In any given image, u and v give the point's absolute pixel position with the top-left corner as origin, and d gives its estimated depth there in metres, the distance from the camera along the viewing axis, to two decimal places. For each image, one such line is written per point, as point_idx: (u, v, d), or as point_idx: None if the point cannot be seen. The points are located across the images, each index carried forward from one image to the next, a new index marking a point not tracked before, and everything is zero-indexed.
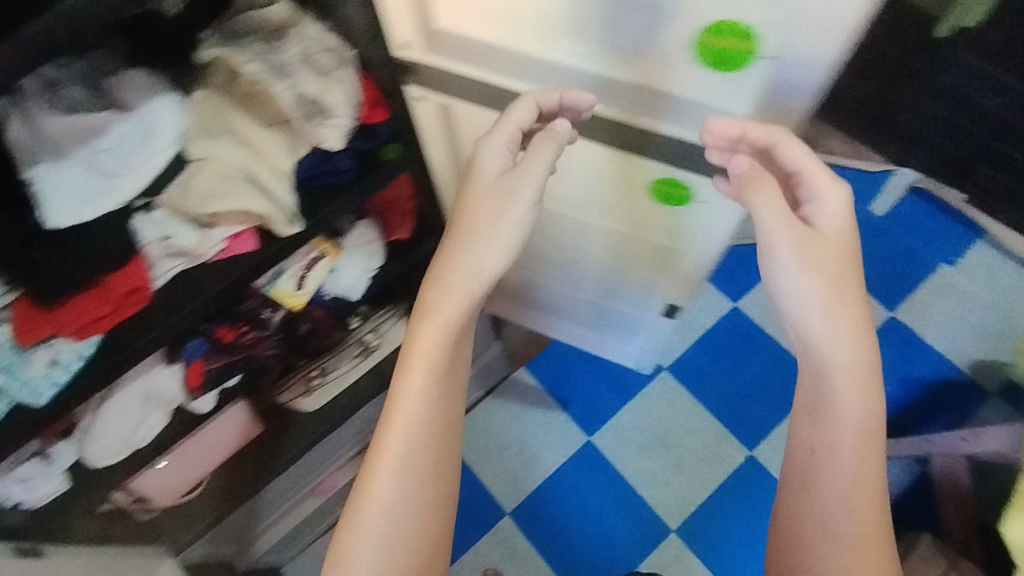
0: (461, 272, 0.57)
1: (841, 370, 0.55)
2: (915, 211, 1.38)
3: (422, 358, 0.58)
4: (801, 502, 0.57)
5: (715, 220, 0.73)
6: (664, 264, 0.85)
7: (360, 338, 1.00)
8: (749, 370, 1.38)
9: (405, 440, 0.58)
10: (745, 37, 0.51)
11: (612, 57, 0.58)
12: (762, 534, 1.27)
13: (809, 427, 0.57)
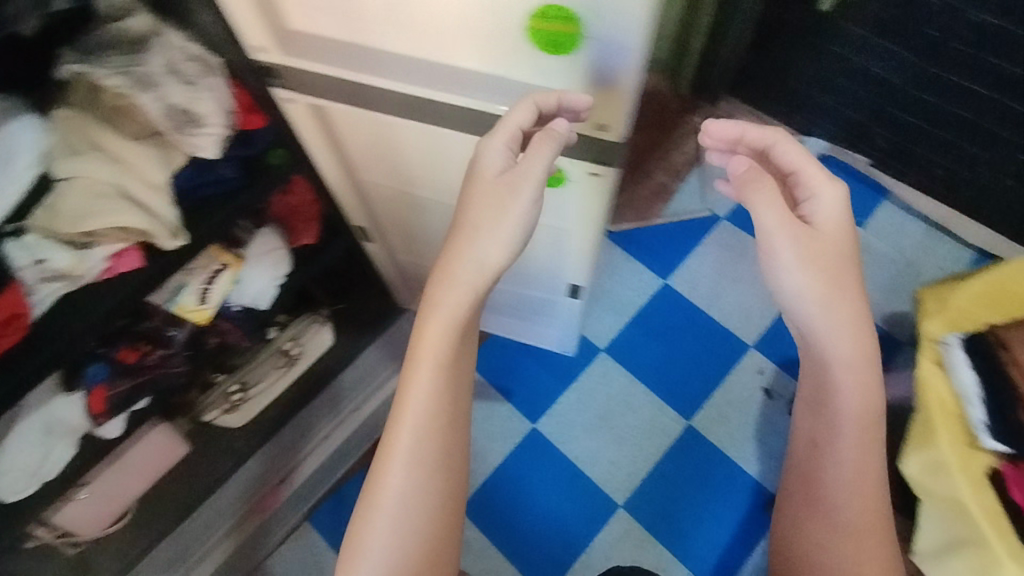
0: (467, 270, 0.60)
1: (836, 359, 0.66)
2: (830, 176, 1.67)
3: (428, 358, 0.62)
4: (811, 487, 0.71)
5: (589, 199, 0.74)
6: (556, 247, 0.87)
7: (280, 347, 1.02)
8: (677, 344, 1.52)
9: (416, 431, 0.64)
10: (574, 19, 0.53)
11: (458, 48, 0.58)
12: (705, 501, 1.38)
13: (814, 426, 0.71)
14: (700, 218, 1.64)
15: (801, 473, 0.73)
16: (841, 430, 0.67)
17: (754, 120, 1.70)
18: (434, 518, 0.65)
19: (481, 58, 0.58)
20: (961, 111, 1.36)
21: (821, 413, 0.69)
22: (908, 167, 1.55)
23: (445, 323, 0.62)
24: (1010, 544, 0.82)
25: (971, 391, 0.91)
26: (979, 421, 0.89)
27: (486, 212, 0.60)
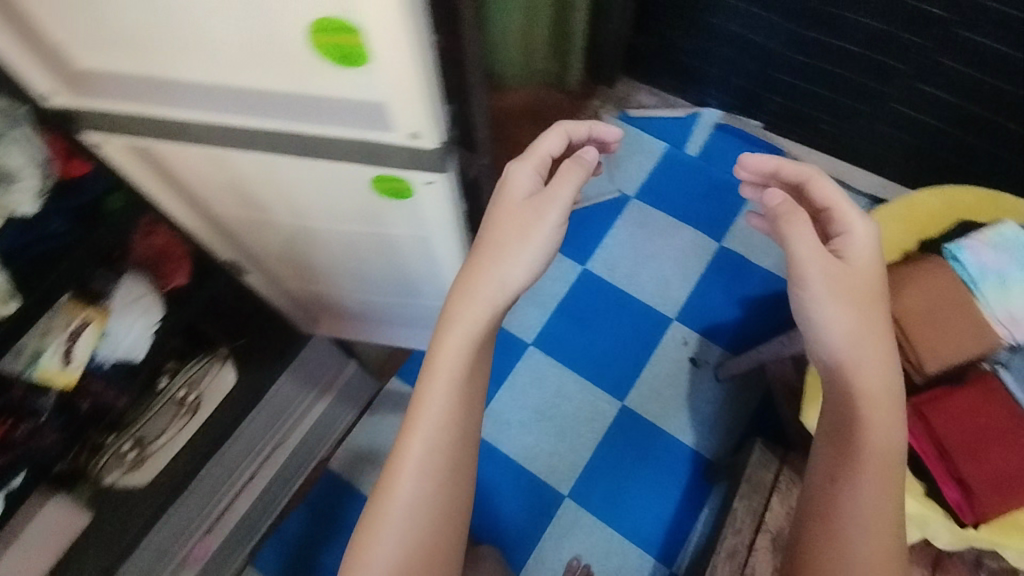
0: (490, 286, 0.66)
1: (866, 388, 0.62)
2: (723, 143, 1.72)
3: (445, 373, 0.66)
4: (823, 530, 0.62)
5: (443, 207, 0.67)
6: (431, 258, 0.79)
7: (174, 396, 0.99)
8: (603, 327, 1.53)
9: (428, 440, 0.66)
10: (348, 27, 0.50)
11: (250, 69, 0.56)
12: (655, 481, 1.39)
13: (833, 459, 0.64)
14: (610, 199, 1.67)
15: (816, 508, 0.63)
16: (870, 462, 0.61)
17: (655, 99, 1.78)
18: (433, 534, 0.65)
19: (283, 77, 0.56)
20: (832, 68, 1.42)
21: (843, 446, 0.63)
22: (797, 126, 1.62)
23: (465, 336, 0.66)
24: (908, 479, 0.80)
25: None
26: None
27: (510, 232, 0.67)
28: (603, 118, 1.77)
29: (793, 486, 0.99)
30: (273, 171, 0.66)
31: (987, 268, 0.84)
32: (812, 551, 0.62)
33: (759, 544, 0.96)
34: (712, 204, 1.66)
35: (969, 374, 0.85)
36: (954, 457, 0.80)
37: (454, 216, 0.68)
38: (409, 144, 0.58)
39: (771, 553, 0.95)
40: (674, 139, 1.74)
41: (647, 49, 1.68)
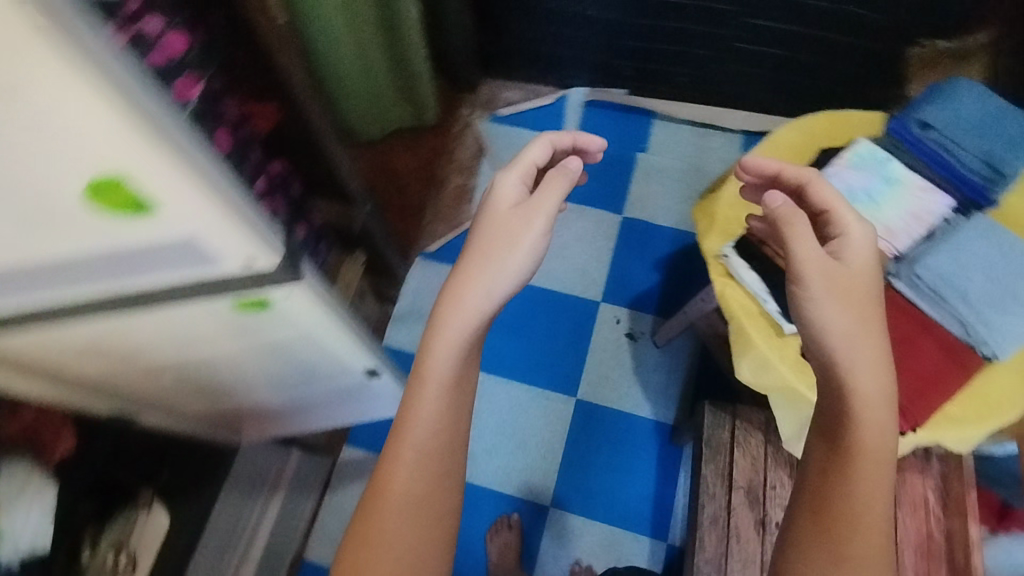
0: (476, 293, 0.67)
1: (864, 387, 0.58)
2: (597, 118, 1.76)
3: (433, 384, 0.64)
4: (813, 525, 0.56)
5: (312, 312, 0.61)
6: (328, 356, 0.73)
7: (104, 561, 0.86)
8: (539, 330, 1.53)
9: (412, 468, 0.62)
10: (109, 183, 0.41)
11: (17, 252, 0.47)
12: (630, 462, 1.41)
13: (827, 453, 0.58)
14: None
15: (808, 504, 0.58)
16: (869, 460, 0.56)
17: (521, 92, 1.80)
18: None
19: (50, 245, 0.46)
20: (669, 21, 1.49)
21: (839, 442, 0.58)
22: (656, 84, 1.68)
23: (453, 339, 0.65)
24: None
25: (757, 288, 0.87)
26: (775, 312, 0.86)
27: (496, 241, 0.70)
28: (476, 125, 1.77)
29: (751, 435, 1.02)
30: (121, 328, 0.60)
31: (853, 189, 0.84)
32: (803, 553, 0.56)
33: (735, 502, 0.98)
34: (604, 179, 1.68)
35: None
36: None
37: (326, 315, 0.63)
38: (248, 268, 0.52)
39: (748, 506, 0.98)
40: (550, 127, 1.77)
41: (498, 47, 1.72)
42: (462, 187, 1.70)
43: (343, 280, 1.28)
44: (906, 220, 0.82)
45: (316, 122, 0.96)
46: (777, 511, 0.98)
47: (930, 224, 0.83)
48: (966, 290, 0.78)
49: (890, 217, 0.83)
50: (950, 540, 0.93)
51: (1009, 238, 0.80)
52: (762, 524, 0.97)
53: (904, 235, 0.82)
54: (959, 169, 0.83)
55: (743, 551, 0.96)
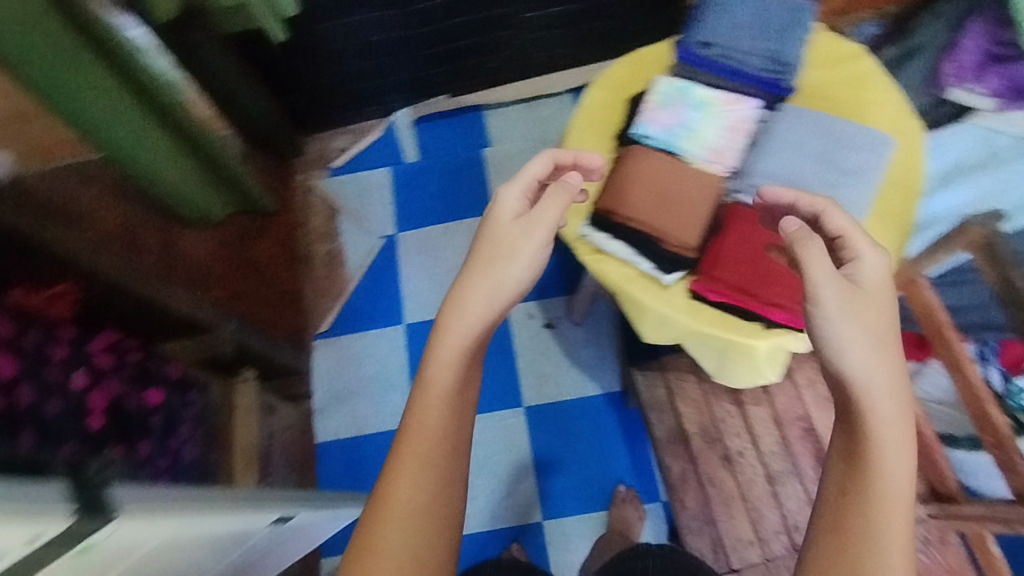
0: (474, 305, 0.67)
1: (878, 413, 0.57)
2: (432, 131, 1.74)
3: (436, 388, 0.64)
4: (842, 511, 0.55)
5: (164, 527, 0.51)
6: (220, 540, 0.64)
7: None
8: None
9: (410, 491, 0.60)
10: None
11: None
12: (597, 442, 1.40)
13: (845, 474, 0.57)
14: (380, 247, 1.63)
15: (832, 491, 0.57)
16: (886, 486, 0.55)
17: (348, 135, 1.75)
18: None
19: None
20: (454, 18, 1.49)
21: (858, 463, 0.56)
22: (472, 78, 1.67)
23: (456, 345, 0.66)
24: (738, 331, 0.81)
25: (627, 254, 0.84)
26: (650, 269, 0.83)
27: (497, 251, 0.71)
28: (316, 186, 1.71)
29: (683, 380, 1.06)
30: None
31: (670, 126, 0.84)
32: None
33: (695, 449, 1.03)
34: (462, 189, 1.66)
35: (720, 213, 0.83)
36: (753, 293, 0.79)
37: (175, 520, 0.52)
38: (34, 549, 0.41)
39: (709, 448, 1.02)
40: (390, 158, 1.72)
41: (305, 107, 1.66)
42: (332, 250, 1.64)
43: (241, 406, 1.17)
44: (728, 135, 0.83)
45: (129, 281, 0.88)
46: (735, 440, 1.03)
47: (749, 131, 0.83)
48: (801, 182, 0.79)
49: (714, 137, 0.83)
50: None
51: (815, 116, 0.82)
52: (727, 458, 1.02)
53: (731, 150, 0.83)
54: (752, 73, 0.85)
55: (721, 491, 1.01)
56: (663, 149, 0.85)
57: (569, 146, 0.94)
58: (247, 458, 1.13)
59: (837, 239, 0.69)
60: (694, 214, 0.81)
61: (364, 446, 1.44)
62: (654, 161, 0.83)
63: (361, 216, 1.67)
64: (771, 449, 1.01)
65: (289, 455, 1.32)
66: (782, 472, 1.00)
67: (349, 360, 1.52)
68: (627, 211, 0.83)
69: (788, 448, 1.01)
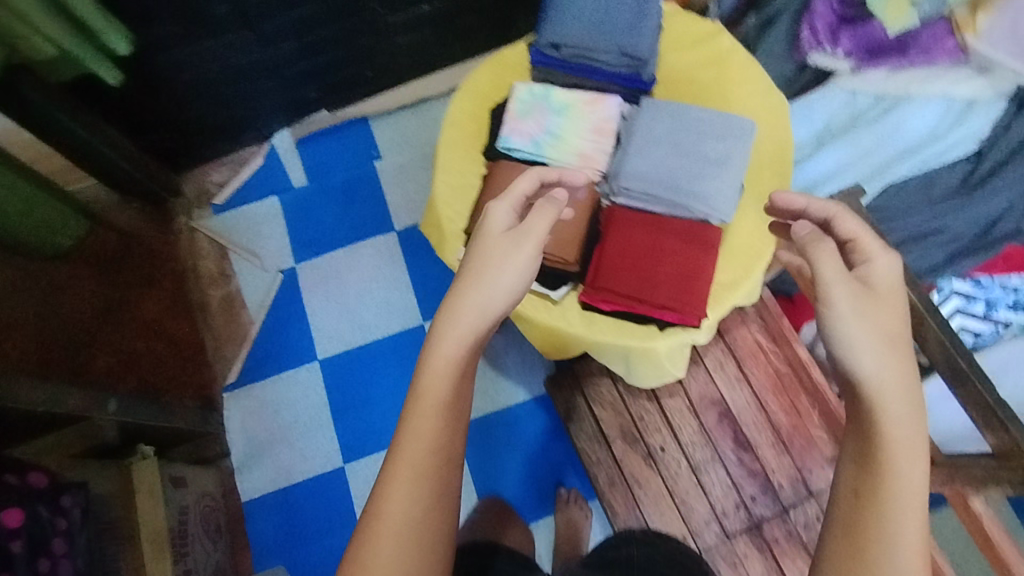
0: (470, 312, 0.63)
1: (892, 414, 0.57)
2: (320, 148, 1.64)
3: (435, 389, 0.60)
4: (856, 515, 0.54)
5: None
6: None
7: None
8: (382, 380, 1.45)
9: (405, 504, 0.57)
10: None
11: None
12: (533, 446, 1.38)
13: (858, 474, 0.56)
14: (280, 282, 1.54)
15: (847, 491, 0.56)
16: (901, 488, 0.54)
17: (227, 166, 1.63)
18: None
19: None
20: (316, 31, 1.39)
21: (870, 463, 0.56)
22: (349, 89, 1.58)
23: (450, 353, 0.62)
24: (633, 337, 0.79)
25: None
26: (536, 287, 0.80)
27: (491, 259, 0.67)
28: (199, 225, 1.58)
29: (598, 384, 1.10)
30: None
31: (534, 135, 0.81)
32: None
33: (619, 451, 1.06)
34: (358, 208, 1.58)
35: (599, 220, 0.81)
36: (642, 298, 0.76)
37: None
38: None
39: (632, 449, 1.05)
40: (278, 184, 1.62)
41: (172, 145, 1.54)
42: (228, 293, 1.53)
43: (142, 489, 1.08)
44: (595, 143, 0.80)
45: None
46: (655, 436, 1.06)
47: (613, 130, 0.81)
48: (674, 178, 0.78)
49: (580, 142, 0.80)
50: (794, 367, 1.04)
51: (684, 108, 0.80)
52: (649, 456, 1.05)
53: (599, 153, 0.81)
54: (609, 70, 0.84)
55: (650, 490, 1.04)
56: (532, 160, 0.82)
57: (439, 166, 0.89)
58: (158, 542, 1.05)
59: (848, 242, 0.68)
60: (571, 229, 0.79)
61: (293, 496, 1.36)
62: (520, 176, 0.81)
63: (254, 252, 1.56)
64: (691, 439, 1.05)
65: (208, 523, 1.25)
66: (704, 459, 1.04)
67: (265, 408, 1.43)
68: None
69: (707, 434, 1.05)
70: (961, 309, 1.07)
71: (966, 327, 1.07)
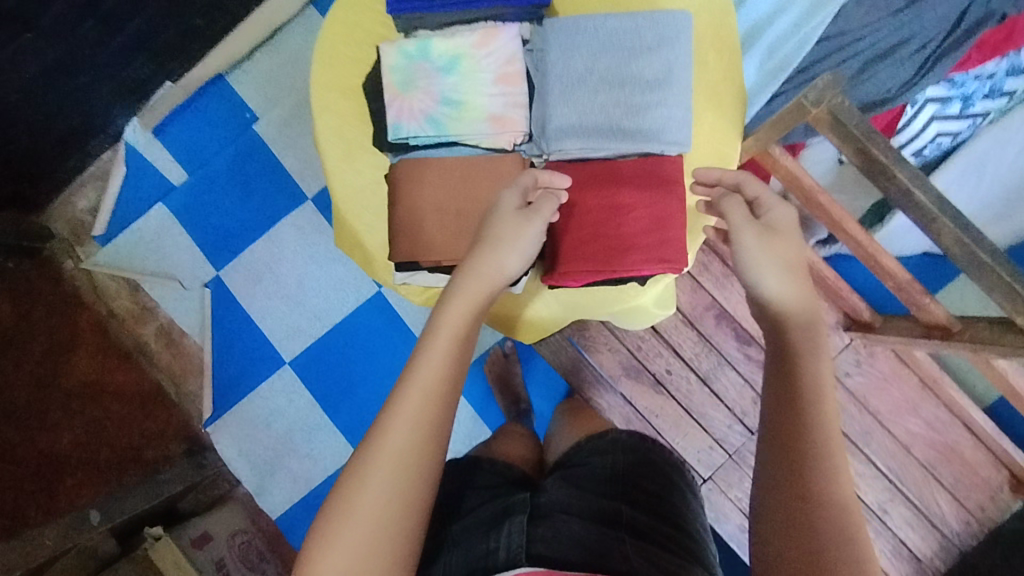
0: (489, 269, 0.63)
1: (801, 341, 0.57)
2: (184, 130, 1.37)
3: (449, 335, 0.59)
4: (790, 428, 0.53)
5: None
6: None
7: None
8: (359, 361, 1.35)
9: (406, 432, 0.54)
10: None
11: None
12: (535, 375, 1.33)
13: (778, 390, 0.56)
14: (209, 297, 1.37)
15: (772, 405, 0.55)
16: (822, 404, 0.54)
17: (89, 184, 1.37)
18: (391, 562, 0.52)
19: None
20: None
21: (792, 405, 0.54)
22: (187, 47, 1.27)
23: (466, 306, 0.60)
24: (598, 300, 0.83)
25: None
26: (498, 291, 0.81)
27: (508, 220, 0.66)
28: (88, 263, 1.37)
29: (586, 326, 1.09)
30: None
31: (427, 112, 0.78)
32: (775, 563, 0.50)
33: (629, 390, 1.07)
34: (260, 188, 1.36)
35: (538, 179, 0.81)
36: (612, 268, 0.76)
37: None
38: None
39: (639, 383, 1.07)
40: (157, 189, 1.38)
41: (15, 190, 1.27)
42: (160, 327, 1.37)
43: (168, 568, 1.06)
44: (505, 97, 0.79)
45: None
46: (658, 360, 1.07)
47: (519, 76, 0.79)
48: (614, 120, 0.78)
49: (487, 103, 0.78)
50: None
51: (594, 27, 0.78)
52: (657, 382, 1.07)
53: (510, 111, 0.79)
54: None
55: (668, 416, 1.07)
56: (439, 141, 0.80)
57: (333, 178, 0.85)
58: None
59: (754, 200, 0.66)
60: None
61: (319, 501, 1.33)
62: (433, 170, 0.80)
63: (165, 274, 1.37)
64: (694, 352, 1.06)
65: (248, 556, 1.25)
66: (712, 366, 1.06)
67: (255, 426, 1.35)
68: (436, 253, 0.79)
69: (708, 341, 1.06)
70: (937, 117, 0.97)
71: (945, 131, 0.99)
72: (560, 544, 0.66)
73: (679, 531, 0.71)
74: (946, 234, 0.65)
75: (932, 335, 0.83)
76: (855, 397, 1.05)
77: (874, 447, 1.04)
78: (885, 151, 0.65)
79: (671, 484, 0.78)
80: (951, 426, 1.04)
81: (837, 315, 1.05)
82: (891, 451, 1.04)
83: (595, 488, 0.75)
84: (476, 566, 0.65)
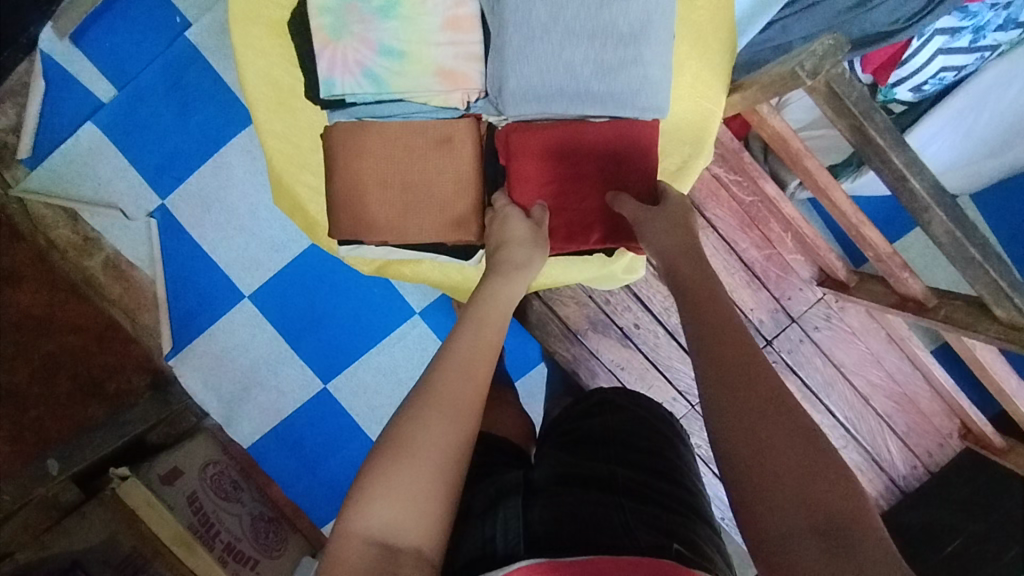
0: (519, 268, 0.74)
1: (712, 286, 0.67)
2: (108, 37, 1.20)
3: (484, 315, 0.67)
4: (712, 347, 0.60)
5: None
6: None
7: None
8: (326, 296, 1.30)
9: (459, 382, 0.59)
10: None
11: None
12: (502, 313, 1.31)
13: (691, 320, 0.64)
14: (157, 228, 1.27)
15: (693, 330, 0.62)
16: (728, 322, 0.62)
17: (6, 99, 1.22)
18: (448, 509, 0.55)
19: None
20: None
21: (703, 326, 0.62)
22: None
23: (502, 295, 0.71)
24: (573, 262, 0.88)
25: (413, 254, 0.89)
26: (450, 259, 0.90)
27: (522, 227, 0.78)
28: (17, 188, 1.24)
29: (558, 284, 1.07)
30: None
31: (364, 64, 0.80)
32: (742, 453, 0.52)
33: (596, 344, 1.08)
34: (200, 106, 1.23)
35: (495, 141, 0.85)
36: (577, 244, 0.83)
37: None
38: None
39: (606, 337, 1.08)
40: (84, 107, 1.23)
41: None
42: (107, 259, 1.29)
43: (139, 506, 1.07)
44: (453, 46, 0.80)
45: None
46: (626, 315, 1.07)
47: (468, 30, 0.80)
48: (584, 81, 0.78)
49: (436, 56, 0.80)
50: (758, 198, 1.02)
51: None
52: (625, 336, 1.08)
53: (457, 67, 0.81)
54: None
55: (634, 368, 1.09)
56: (379, 97, 0.82)
57: (268, 129, 0.88)
58: (185, 541, 1.06)
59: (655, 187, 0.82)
60: (453, 179, 0.84)
61: (295, 434, 1.34)
62: (378, 135, 0.83)
63: (105, 202, 1.26)
64: (663, 307, 1.07)
65: (222, 486, 1.27)
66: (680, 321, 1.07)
67: (219, 361, 1.31)
68: (392, 220, 0.84)
69: None
70: (944, 50, 0.89)
71: (951, 65, 0.91)
72: (560, 518, 0.61)
73: (678, 488, 0.69)
74: (937, 223, 0.68)
75: (907, 307, 0.87)
76: (821, 349, 1.08)
77: (834, 397, 1.09)
78: (880, 129, 0.65)
79: (665, 441, 0.76)
80: (910, 377, 1.09)
81: (813, 270, 1.06)
82: (850, 401, 1.09)
83: (584, 452, 0.73)
84: (475, 553, 0.61)
